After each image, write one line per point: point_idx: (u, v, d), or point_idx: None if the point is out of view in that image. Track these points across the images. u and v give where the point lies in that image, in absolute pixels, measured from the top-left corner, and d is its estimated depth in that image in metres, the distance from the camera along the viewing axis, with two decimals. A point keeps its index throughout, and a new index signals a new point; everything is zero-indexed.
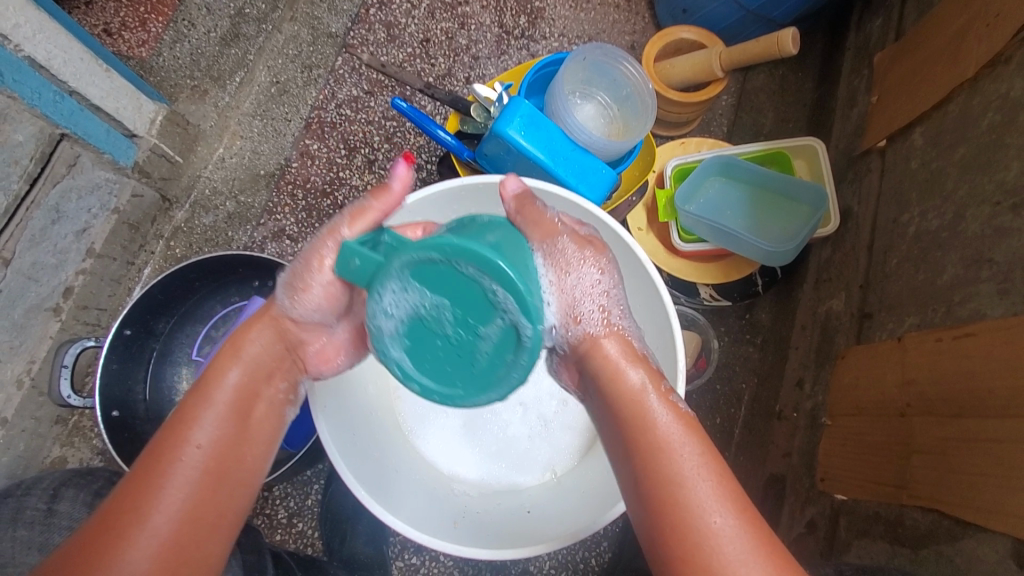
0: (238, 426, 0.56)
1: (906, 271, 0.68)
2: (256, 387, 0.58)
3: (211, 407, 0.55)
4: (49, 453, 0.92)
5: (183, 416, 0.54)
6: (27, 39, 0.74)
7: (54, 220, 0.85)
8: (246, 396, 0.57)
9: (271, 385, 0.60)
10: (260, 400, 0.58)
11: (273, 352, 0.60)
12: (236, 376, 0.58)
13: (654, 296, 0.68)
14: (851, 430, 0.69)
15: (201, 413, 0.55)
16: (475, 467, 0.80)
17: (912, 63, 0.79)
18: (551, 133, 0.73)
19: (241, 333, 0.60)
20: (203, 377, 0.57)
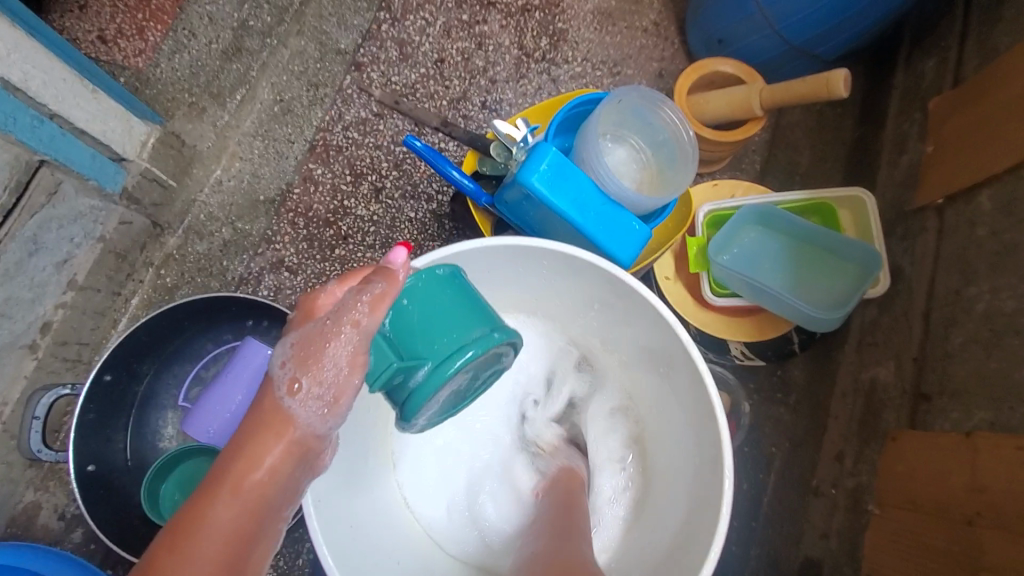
0: None
1: (973, 354, 0.62)
2: (250, 529, 0.51)
3: (196, 562, 0.48)
4: (23, 499, 0.82)
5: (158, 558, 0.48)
6: (1, 60, 0.68)
7: (31, 252, 0.78)
8: (236, 537, 0.50)
9: (269, 519, 0.52)
10: (255, 540, 0.51)
11: (279, 483, 0.52)
12: (229, 516, 0.50)
13: (696, 383, 0.63)
14: (901, 527, 0.63)
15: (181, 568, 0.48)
16: (488, 549, 0.72)
17: (972, 115, 0.73)
18: (580, 183, 0.66)
19: (240, 466, 0.51)
20: (187, 519, 0.49)
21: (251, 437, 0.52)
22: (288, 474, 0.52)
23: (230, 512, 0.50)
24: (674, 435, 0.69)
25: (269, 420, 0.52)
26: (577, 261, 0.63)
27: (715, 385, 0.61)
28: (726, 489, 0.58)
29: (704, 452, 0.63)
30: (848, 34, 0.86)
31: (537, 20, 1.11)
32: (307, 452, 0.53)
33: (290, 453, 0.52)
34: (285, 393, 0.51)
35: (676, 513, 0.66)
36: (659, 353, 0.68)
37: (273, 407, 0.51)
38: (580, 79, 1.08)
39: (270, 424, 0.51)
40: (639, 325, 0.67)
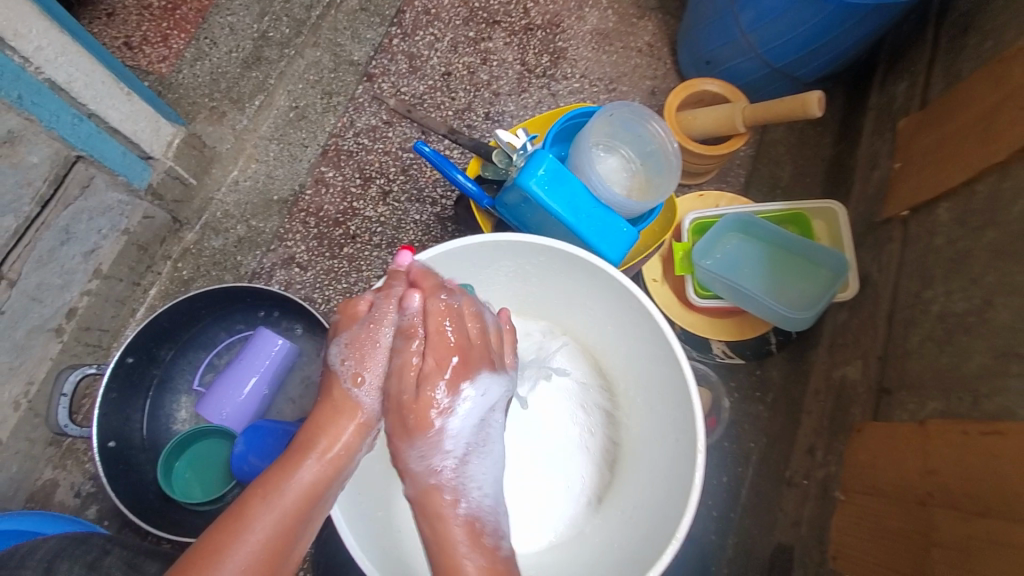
0: (298, 525, 0.55)
1: (928, 351, 0.68)
2: (324, 490, 0.57)
3: (280, 504, 0.54)
4: (41, 476, 0.88)
5: (247, 502, 0.53)
6: (48, 62, 0.74)
7: (63, 241, 0.84)
8: (311, 497, 0.56)
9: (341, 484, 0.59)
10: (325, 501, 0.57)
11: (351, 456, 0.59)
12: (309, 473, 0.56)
13: (676, 373, 0.68)
14: (865, 510, 0.68)
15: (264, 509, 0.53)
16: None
17: (937, 135, 0.79)
18: (574, 188, 0.72)
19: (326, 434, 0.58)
20: (277, 469, 0.56)
21: (329, 417, 0.60)
22: (358, 449, 0.60)
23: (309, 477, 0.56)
24: (654, 423, 0.74)
25: (345, 403, 0.60)
26: (569, 257, 0.70)
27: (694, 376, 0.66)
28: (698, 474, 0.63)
29: (683, 440, 0.67)
30: (826, 59, 0.94)
31: (538, 39, 1.18)
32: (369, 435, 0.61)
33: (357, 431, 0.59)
34: (349, 387, 0.60)
35: (651, 497, 0.70)
36: (643, 345, 0.73)
37: (341, 394, 0.60)
38: (578, 94, 1.15)
39: (344, 406, 0.60)
40: (627, 317, 0.73)
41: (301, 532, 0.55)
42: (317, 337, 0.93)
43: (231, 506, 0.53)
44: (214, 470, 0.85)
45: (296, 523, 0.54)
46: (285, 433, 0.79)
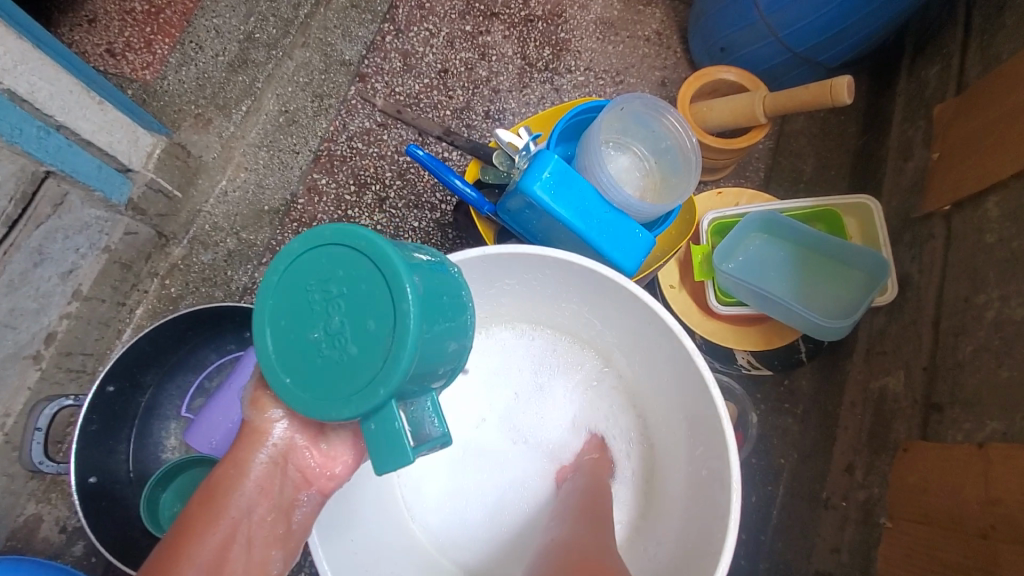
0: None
1: (983, 364, 0.61)
2: (230, 539, 0.57)
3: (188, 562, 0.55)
4: (23, 511, 0.82)
5: (154, 573, 0.54)
6: (7, 72, 0.68)
7: (36, 263, 0.78)
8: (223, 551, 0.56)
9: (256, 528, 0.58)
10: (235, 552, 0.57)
11: (263, 492, 0.58)
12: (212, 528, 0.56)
13: (701, 396, 0.61)
14: (917, 543, 0.61)
15: (174, 574, 0.55)
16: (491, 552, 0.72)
17: (979, 121, 0.72)
18: (583, 192, 0.66)
19: (220, 481, 0.57)
20: (178, 530, 0.56)
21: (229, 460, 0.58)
22: (271, 481, 0.58)
23: (217, 533, 0.56)
24: (681, 449, 0.67)
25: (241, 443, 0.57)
26: (581, 270, 0.63)
27: (723, 400, 0.59)
28: (734, 513, 0.56)
29: (713, 471, 0.61)
30: (850, 42, 0.86)
31: (539, 31, 1.11)
32: (283, 463, 0.58)
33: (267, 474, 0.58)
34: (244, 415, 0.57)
35: (682, 533, 0.64)
36: (664, 363, 0.66)
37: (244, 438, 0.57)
38: (583, 88, 1.08)
39: (241, 444, 0.57)
40: (646, 332, 0.66)
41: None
42: None
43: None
44: None
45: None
46: None
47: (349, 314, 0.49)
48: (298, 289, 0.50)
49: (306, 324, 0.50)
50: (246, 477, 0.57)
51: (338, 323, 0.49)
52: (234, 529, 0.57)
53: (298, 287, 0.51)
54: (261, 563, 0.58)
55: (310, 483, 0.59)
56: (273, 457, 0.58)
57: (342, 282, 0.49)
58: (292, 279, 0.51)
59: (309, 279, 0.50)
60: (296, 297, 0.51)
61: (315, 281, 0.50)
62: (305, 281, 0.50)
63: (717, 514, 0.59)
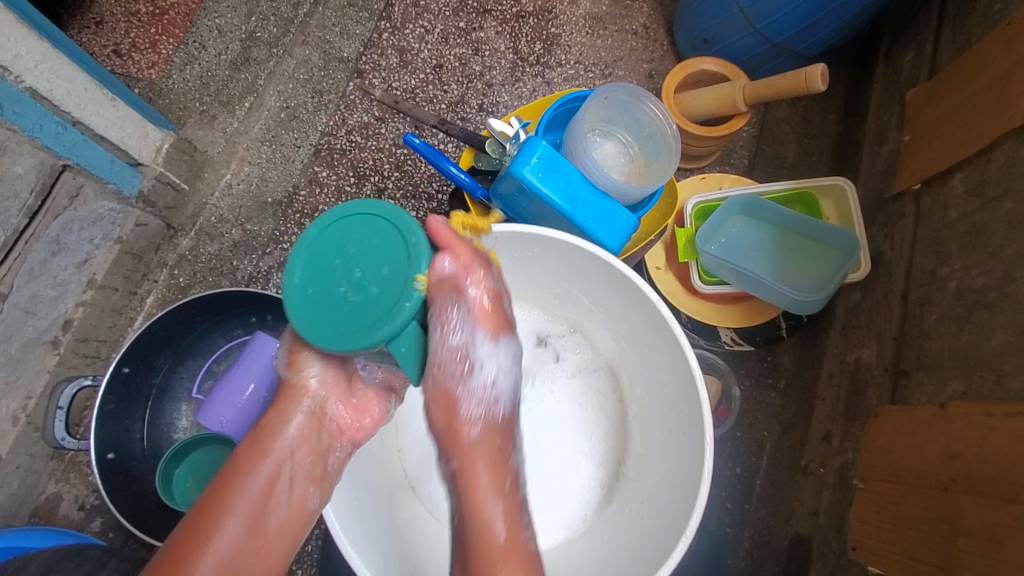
0: (263, 505, 0.61)
1: (947, 330, 0.65)
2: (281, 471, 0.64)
3: (245, 488, 0.61)
4: (45, 490, 0.87)
5: (209, 506, 0.60)
6: (28, 70, 0.72)
7: (54, 252, 0.83)
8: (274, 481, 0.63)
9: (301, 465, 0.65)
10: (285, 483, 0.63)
11: (306, 435, 0.66)
12: (264, 461, 0.63)
13: (679, 362, 0.65)
14: (887, 500, 0.65)
15: (232, 498, 0.60)
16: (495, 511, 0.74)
17: (947, 104, 0.76)
18: (569, 175, 0.70)
19: (270, 425, 0.65)
20: (234, 463, 0.63)
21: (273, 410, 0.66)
22: (313, 426, 0.66)
23: (265, 470, 0.63)
24: (659, 416, 0.71)
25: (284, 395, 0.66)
26: (567, 247, 0.67)
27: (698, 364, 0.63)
28: (706, 472, 0.60)
29: (689, 435, 0.65)
30: (827, 31, 0.90)
31: (530, 26, 1.15)
32: (320, 411, 0.67)
33: (309, 418, 0.66)
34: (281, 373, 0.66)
35: (659, 494, 0.68)
36: (646, 337, 0.70)
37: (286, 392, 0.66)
38: (573, 81, 1.12)
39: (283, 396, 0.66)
40: (628, 308, 0.70)
41: (274, 503, 0.62)
42: None
43: (199, 504, 0.61)
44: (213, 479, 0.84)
45: (264, 502, 0.62)
46: None
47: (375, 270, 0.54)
48: (320, 259, 0.55)
49: (331, 285, 0.55)
50: (288, 424, 0.65)
51: (359, 275, 0.54)
52: (280, 466, 0.64)
53: (319, 257, 0.56)
54: (303, 497, 0.64)
55: (344, 429, 0.68)
56: (312, 409, 0.66)
57: (359, 242, 0.55)
58: (310, 256, 0.56)
59: (329, 248, 0.56)
60: (318, 264, 0.56)
61: (335, 249, 0.55)
62: (324, 252, 0.56)
63: (692, 472, 0.63)
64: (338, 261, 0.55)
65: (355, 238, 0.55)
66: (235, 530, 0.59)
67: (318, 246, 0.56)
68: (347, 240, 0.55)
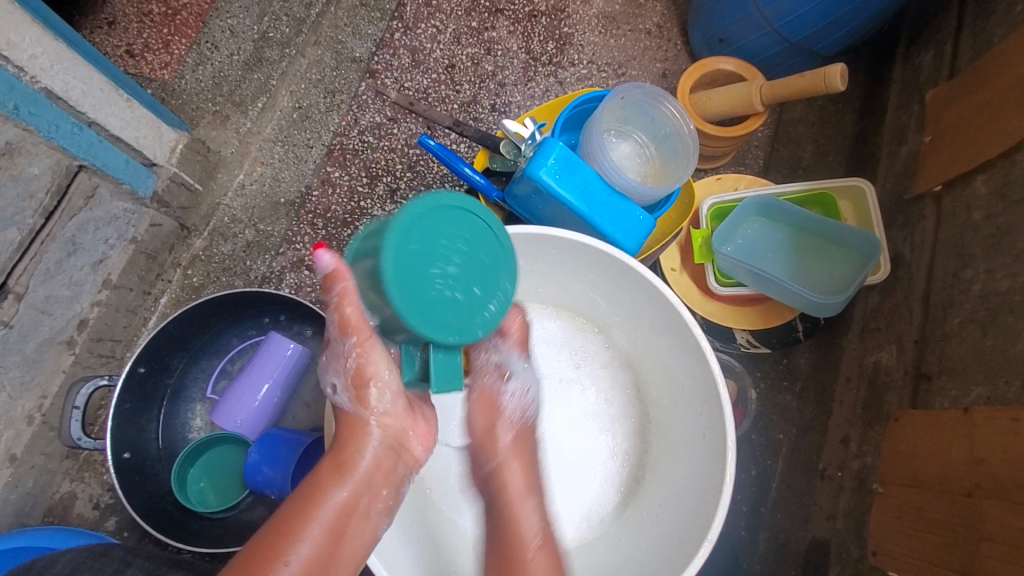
0: (332, 540, 0.56)
1: (969, 334, 0.64)
2: (355, 504, 0.58)
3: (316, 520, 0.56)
4: (59, 489, 0.87)
5: (284, 524, 0.55)
6: (43, 71, 0.72)
7: (70, 252, 0.83)
8: (346, 515, 0.57)
9: (371, 499, 0.60)
10: (356, 517, 0.58)
11: (378, 464, 0.61)
12: (342, 490, 0.58)
13: (701, 365, 0.65)
14: (908, 505, 0.64)
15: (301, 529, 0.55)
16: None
17: (968, 105, 0.75)
18: (587, 177, 0.69)
19: (344, 448, 0.60)
20: (307, 490, 0.58)
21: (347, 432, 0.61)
22: (387, 456, 0.62)
23: (348, 489, 0.58)
24: (678, 418, 0.71)
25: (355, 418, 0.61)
26: (584, 249, 0.67)
27: (720, 367, 0.63)
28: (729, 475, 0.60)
29: (711, 436, 0.64)
30: (845, 31, 0.89)
31: (543, 26, 1.15)
32: (398, 432, 0.62)
33: (384, 441, 0.61)
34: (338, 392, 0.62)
35: (680, 495, 0.67)
36: (667, 338, 0.69)
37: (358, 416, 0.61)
38: (586, 81, 1.12)
39: (354, 420, 0.61)
40: (649, 310, 0.69)
41: (343, 539, 0.57)
42: None
43: (267, 526, 0.55)
44: (229, 476, 0.85)
45: (336, 535, 0.56)
46: (299, 442, 0.78)
47: (467, 288, 0.54)
48: (418, 249, 0.52)
49: (423, 288, 0.52)
50: (362, 451, 0.60)
51: (454, 293, 0.54)
52: (364, 489, 0.59)
53: (416, 245, 0.52)
54: (370, 530, 0.59)
55: (420, 458, 0.65)
56: (382, 436, 0.61)
57: (462, 258, 0.54)
58: (411, 237, 0.52)
59: (429, 244, 0.53)
60: (420, 253, 0.52)
61: (436, 246, 0.54)
62: (423, 242, 0.53)
63: (715, 474, 0.63)
64: (440, 268, 0.53)
65: (462, 250, 0.55)
66: (303, 561, 0.54)
67: (421, 222, 0.53)
68: (449, 249, 0.54)
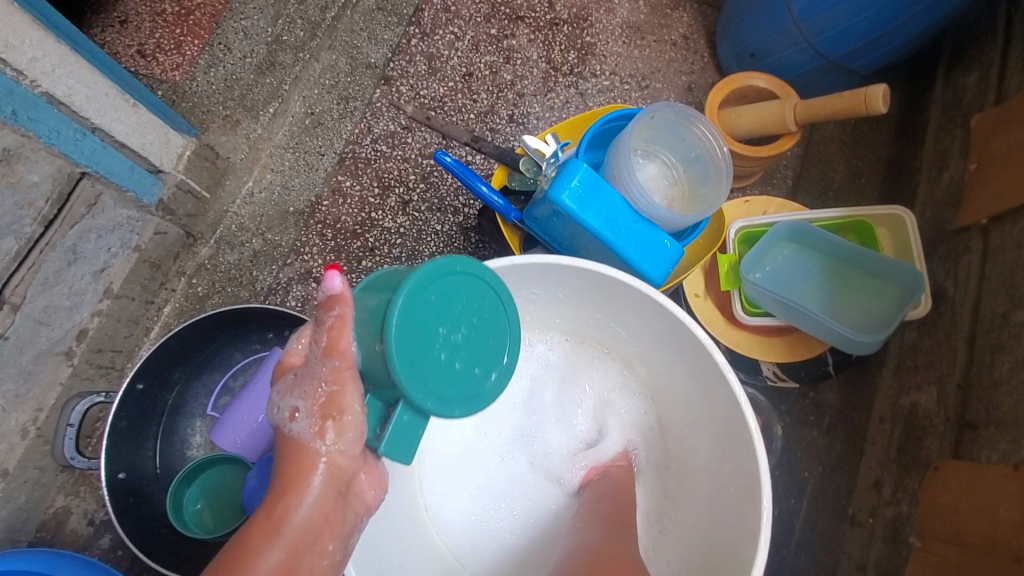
0: None
1: (1021, 383, 0.60)
2: (293, 564, 0.53)
3: None
4: (54, 503, 0.84)
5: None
6: (45, 74, 0.69)
7: (70, 262, 0.80)
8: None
9: (313, 555, 0.54)
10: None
11: (321, 514, 0.55)
12: (278, 550, 0.52)
13: (730, 409, 0.61)
14: (950, 565, 0.59)
15: None
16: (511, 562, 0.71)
17: (1019, 133, 0.70)
18: (612, 202, 0.65)
19: (283, 497, 0.54)
20: (239, 551, 0.52)
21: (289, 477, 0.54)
22: (332, 503, 0.55)
23: (281, 547, 0.52)
24: (703, 460, 0.67)
25: (299, 460, 0.54)
26: (608, 279, 0.63)
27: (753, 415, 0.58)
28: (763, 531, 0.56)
29: (741, 486, 0.60)
30: (885, 49, 0.84)
31: (565, 35, 1.11)
32: (343, 480, 0.56)
33: (329, 489, 0.55)
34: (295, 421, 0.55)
35: (708, 542, 0.64)
36: (693, 377, 0.65)
37: (305, 457, 0.54)
38: (608, 92, 1.08)
39: (300, 462, 0.54)
40: (675, 348, 0.66)
41: None
42: None
43: None
44: (226, 502, 0.81)
45: None
46: None
47: (465, 363, 0.56)
48: (442, 300, 0.54)
49: (431, 341, 0.52)
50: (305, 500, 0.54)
51: (445, 359, 0.54)
52: (302, 548, 0.53)
53: (447, 296, 0.54)
54: None
55: (371, 502, 0.59)
56: (330, 481, 0.55)
57: (473, 328, 0.56)
58: (447, 281, 0.54)
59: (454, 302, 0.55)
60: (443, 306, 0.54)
61: (458, 305, 0.55)
62: (454, 292, 0.54)
63: (745, 528, 0.59)
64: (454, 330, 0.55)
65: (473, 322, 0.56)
66: None
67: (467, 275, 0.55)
68: (468, 313, 0.55)
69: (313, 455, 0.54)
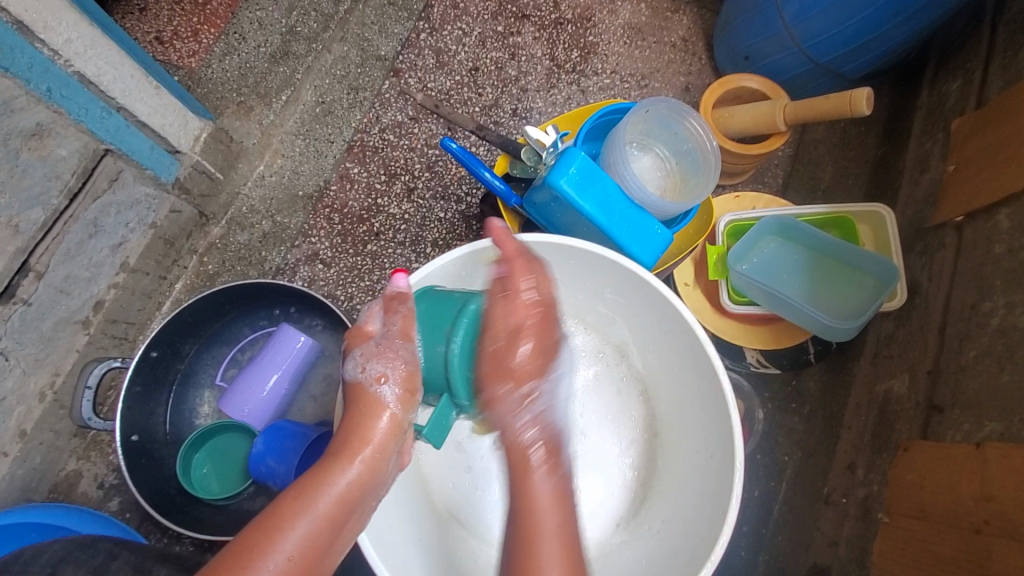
0: (328, 531, 0.53)
1: (986, 368, 0.64)
2: (354, 495, 0.55)
3: (313, 508, 0.53)
4: (66, 466, 0.88)
5: (276, 516, 0.52)
6: (78, 55, 0.73)
7: (91, 234, 0.84)
8: (346, 504, 0.55)
9: (368, 491, 0.56)
10: (353, 508, 0.55)
11: (379, 456, 0.57)
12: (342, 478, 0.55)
13: (712, 385, 0.65)
14: (913, 537, 0.63)
15: (298, 515, 0.52)
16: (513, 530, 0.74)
17: (994, 136, 0.74)
18: (607, 188, 0.69)
19: (350, 433, 0.57)
20: (306, 477, 0.55)
21: (358, 412, 0.58)
22: (391, 446, 0.58)
23: (346, 478, 0.55)
24: (683, 435, 0.71)
25: (367, 402, 0.58)
26: (601, 260, 0.67)
27: (731, 389, 0.63)
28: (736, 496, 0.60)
29: (718, 457, 0.64)
30: (873, 55, 0.89)
31: (568, 34, 1.15)
32: (402, 431, 0.59)
33: (391, 432, 0.58)
34: (375, 381, 0.58)
35: (685, 512, 0.67)
36: (678, 355, 0.69)
37: (373, 398, 0.58)
38: (609, 91, 1.12)
39: (369, 404, 0.58)
40: (662, 328, 0.70)
41: (340, 528, 0.54)
42: (336, 333, 0.92)
43: (262, 514, 0.52)
44: (231, 465, 0.86)
45: (333, 525, 0.53)
46: (303, 436, 0.78)
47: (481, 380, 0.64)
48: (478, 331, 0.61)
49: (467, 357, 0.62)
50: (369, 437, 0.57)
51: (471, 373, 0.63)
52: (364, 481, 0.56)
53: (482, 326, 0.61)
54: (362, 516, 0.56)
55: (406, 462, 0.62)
56: (391, 426, 0.58)
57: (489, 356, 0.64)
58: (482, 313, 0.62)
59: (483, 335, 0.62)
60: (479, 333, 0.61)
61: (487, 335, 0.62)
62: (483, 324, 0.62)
63: (720, 496, 0.62)
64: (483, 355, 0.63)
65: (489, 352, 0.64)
66: (297, 550, 0.51)
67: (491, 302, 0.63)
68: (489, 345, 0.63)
69: (381, 400, 0.58)
